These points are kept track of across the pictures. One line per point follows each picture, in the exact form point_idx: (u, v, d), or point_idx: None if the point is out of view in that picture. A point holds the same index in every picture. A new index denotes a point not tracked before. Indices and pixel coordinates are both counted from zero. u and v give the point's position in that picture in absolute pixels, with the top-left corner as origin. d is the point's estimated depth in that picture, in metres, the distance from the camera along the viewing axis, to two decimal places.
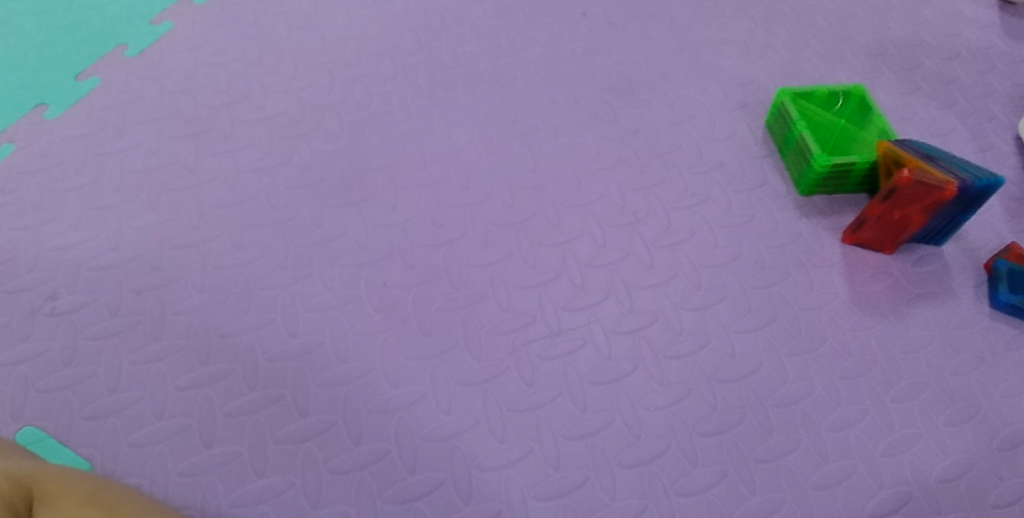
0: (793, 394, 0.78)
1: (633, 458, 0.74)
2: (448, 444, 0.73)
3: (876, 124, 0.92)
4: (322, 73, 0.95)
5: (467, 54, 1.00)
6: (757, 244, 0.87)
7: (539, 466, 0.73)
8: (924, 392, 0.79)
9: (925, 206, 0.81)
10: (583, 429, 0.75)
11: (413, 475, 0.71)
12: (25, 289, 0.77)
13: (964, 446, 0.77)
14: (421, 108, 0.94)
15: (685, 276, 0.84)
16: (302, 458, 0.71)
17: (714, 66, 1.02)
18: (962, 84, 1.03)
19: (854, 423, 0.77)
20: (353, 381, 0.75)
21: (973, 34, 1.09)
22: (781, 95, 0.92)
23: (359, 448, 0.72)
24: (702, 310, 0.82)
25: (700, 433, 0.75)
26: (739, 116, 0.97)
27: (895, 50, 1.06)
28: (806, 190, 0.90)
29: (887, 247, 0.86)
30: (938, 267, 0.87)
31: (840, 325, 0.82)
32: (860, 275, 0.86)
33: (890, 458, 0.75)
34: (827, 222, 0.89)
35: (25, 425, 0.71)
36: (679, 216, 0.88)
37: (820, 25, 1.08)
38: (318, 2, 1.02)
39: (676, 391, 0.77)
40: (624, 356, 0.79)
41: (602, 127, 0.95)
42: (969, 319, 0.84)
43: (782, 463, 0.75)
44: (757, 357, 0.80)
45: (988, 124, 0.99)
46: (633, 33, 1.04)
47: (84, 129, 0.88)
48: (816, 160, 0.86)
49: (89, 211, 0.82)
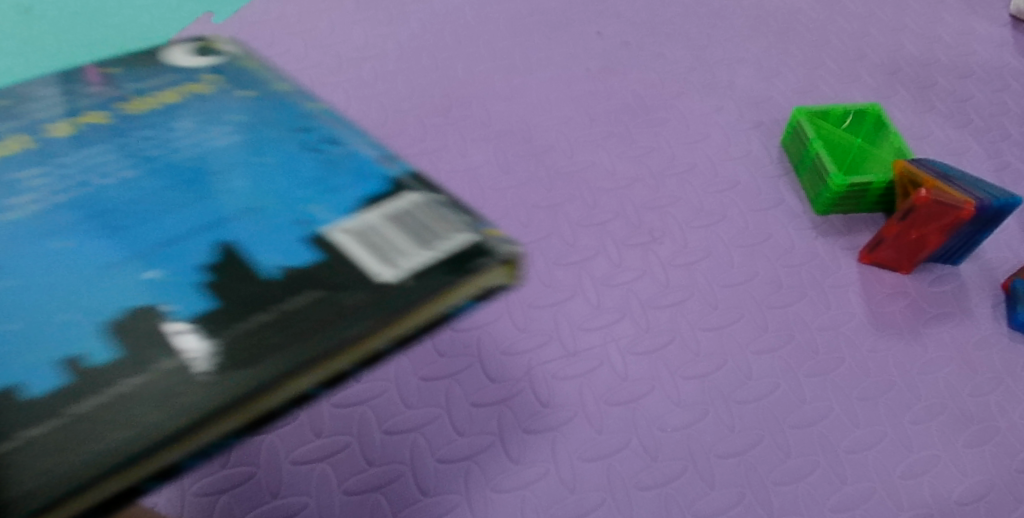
0: (810, 415, 0.77)
1: (650, 480, 0.73)
2: (463, 464, 0.73)
3: (892, 143, 0.92)
4: (339, 92, 0.97)
5: (483, 73, 1.01)
6: (774, 264, 0.87)
7: (555, 487, 0.72)
8: (943, 414, 0.78)
9: (943, 226, 0.80)
10: (598, 449, 0.74)
11: (427, 496, 0.71)
12: None
13: (984, 469, 0.75)
14: (437, 127, 0.94)
15: (701, 295, 0.84)
16: (318, 480, 0.71)
17: (728, 85, 1.02)
18: (978, 102, 1.03)
19: (872, 444, 0.76)
20: (369, 400, 0.76)
21: (988, 53, 1.09)
22: (797, 114, 0.92)
23: (373, 468, 0.72)
24: (719, 330, 0.82)
25: (717, 455, 0.75)
26: (754, 135, 0.98)
27: (909, 69, 1.06)
28: (822, 209, 0.90)
29: (903, 266, 0.86)
30: (955, 287, 0.86)
31: (858, 346, 0.82)
32: (877, 296, 0.85)
33: (909, 480, 0.74)
34: (843, 242, 0.89)
35: None
36: (695, 235, 0.88)
37: (834, 44, 1.09)
38: (336, 22, 1.04)
39: (692, 411, 0.77)
40: (640, 376, 0.78)
41: (617, 145, 0.95)
42: (987, 340, 0.83)
43: (800, 485, 0.74)
44: (773, 378, 0.79)
45: (1004, 144, 0.99)
46: (647, 52, 1.05)
47: None
48: (833, 180, 0.86)
49: None
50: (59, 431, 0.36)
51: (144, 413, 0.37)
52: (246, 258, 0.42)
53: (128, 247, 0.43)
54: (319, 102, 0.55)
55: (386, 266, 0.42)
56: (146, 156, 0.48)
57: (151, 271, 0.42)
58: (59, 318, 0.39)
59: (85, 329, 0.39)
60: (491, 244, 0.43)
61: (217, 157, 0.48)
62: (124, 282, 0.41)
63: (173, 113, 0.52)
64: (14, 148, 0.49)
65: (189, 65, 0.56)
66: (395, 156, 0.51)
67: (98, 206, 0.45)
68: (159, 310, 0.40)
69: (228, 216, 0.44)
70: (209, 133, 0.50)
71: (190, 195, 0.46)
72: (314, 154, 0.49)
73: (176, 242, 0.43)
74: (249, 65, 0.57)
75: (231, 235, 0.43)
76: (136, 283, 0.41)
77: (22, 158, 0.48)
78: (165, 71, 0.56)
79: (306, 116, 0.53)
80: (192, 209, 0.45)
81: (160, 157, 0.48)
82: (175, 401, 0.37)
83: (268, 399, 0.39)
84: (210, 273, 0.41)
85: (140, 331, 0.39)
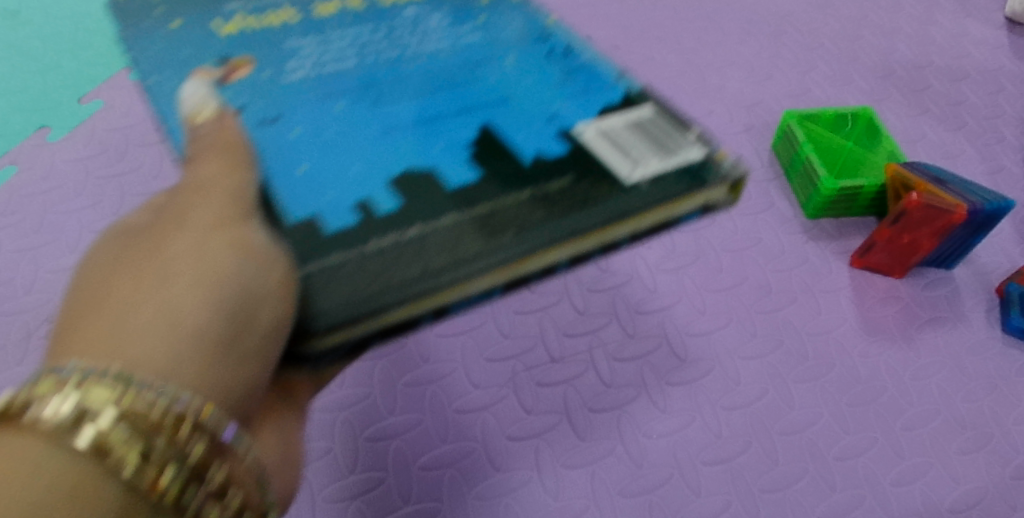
0: (799, 421, 0.76)
1: (636, 487, 0.72)
2: (446, 472, 0.72)
3: (884, 147, 0.91)
4: None
5: None
6: (764, 268, 0.86)
7: (538, 495, 0.71)
8: (935, 420, 0.77)
9: (935, 230, 0.80)
10: (583, 456, 0.73)
11: (408, 504, 0.70)
12: (24, 311, 0.79)
13: (977, 475, 0.74)
14: None
15: (689, 300, 0.83)
16: (296, 487, 0.70)
17: (719, 88, 1.02)
18: (972, 105, 1.02)
19: (863, 451, 0.75)
20: (349, 407, 0.74)
21: (983, 55, 1.09)
22: (788, 118, 0.91)
23: (353, 476, 0.71)
24: (707, 335, 0.81)
25: (705, 462, 0.74)
26: (745, 139, 0.97)
27: (903, 72, 1.05)
28: (812, 213, 0.89)
29: (895, 271, 0.85)
30: (948, 291, 0.85)
31: (848, 351, 0.81)
32: (868, 300, 0.84)
33: (900, 488, 0.73)
34: (834, 246, 0.88)
35: None
36: (684, 239, 0.87)
37: (826, 47, 1.08)
38: None
39: (679, 417, 0.76)
40: (626, 382, 0.77)
41: None
42: (981, 344, 0.82)
43: (789, 492, 0.73)
44: (762, 383, 0.78)
45: (998, 147, 0.98)
46: (637, 55, 1.04)
47: (87, 153, 0.91)
48: (823, 184, 0.85)
49: (87, 234, 0.85)
50: (379, 250, 0.56)
51: (433, 240, 0.57)
52: (435, 181, 0.61)
53: (396, 116, 0.66)
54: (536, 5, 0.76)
55: (628, 162, 0.63)
56: (392, 54, 0.70)
57: (435, 146, 0.63)
58: (355, 161, 0.62)
59: (382, 175, 0.61)
60: (719, 163, 0.63)
61: (462, 49, 0.71)
62: (386, 149, 0.63)
63: (415, 5, 0.74)
64: (325, 11, 0.72)
65: None
66: (611, 66, 0.74)
67: (365, 89, 0.67)
68: (435, 172, 0.62)
69: (481, 110, 0.67)
70: (458, 29, 0.73)
71: (448, 80, 0.69)
72: (549, 62, 0.72)
73: (441, 115, 0.66)
74: None
75: (484, 120, 0.66)
76: (401, 150, 0.63)
77: (301, 25, 0.71)
78: None
79: (542, 26, 0.74)
80: (444, 98, 0.68)
81: (411, 48, 0.70)
82: (448, 245, 0.57)
83: (522, 260, 0.57)
84: (469, 142, 0.64)
85: (412, 183, 0.61)
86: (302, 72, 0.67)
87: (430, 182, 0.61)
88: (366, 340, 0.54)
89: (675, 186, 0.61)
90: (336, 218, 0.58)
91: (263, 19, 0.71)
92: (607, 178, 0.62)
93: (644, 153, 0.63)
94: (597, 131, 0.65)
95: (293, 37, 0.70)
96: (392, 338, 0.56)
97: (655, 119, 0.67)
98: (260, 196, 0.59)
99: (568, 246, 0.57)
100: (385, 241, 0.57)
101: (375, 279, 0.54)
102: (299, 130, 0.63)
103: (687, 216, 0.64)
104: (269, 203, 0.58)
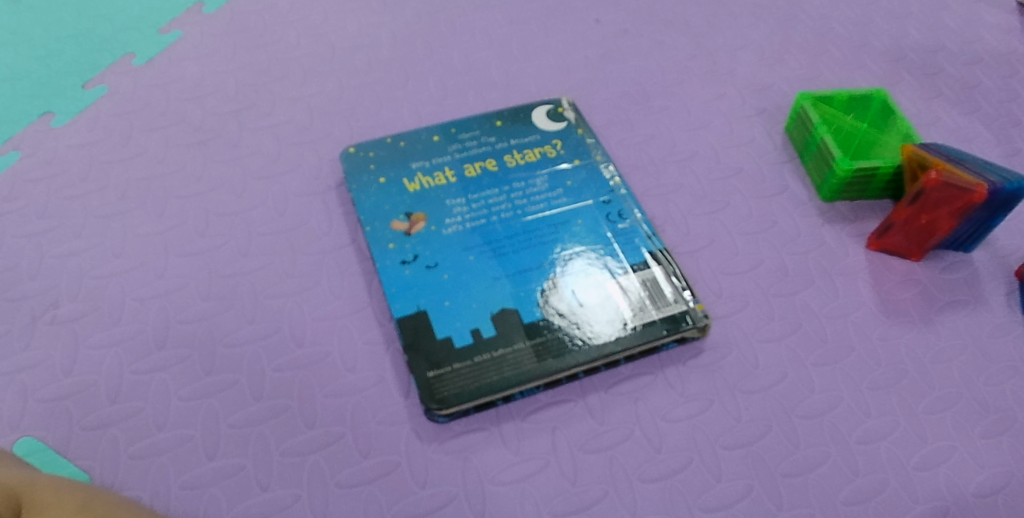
0: (820, 405, 0.75)
1: (654, 472, 0.71)
2: (460, 456, 0.71)
3: (899, 128, 0.88)
4: (331, 81, 0.95)
5: (478, 61, 0.98)
6: (780, 251, 0.84)
7: (555, 480, 0.70)
8: (957, 404, 0.75)
9: (954, 210, 0.76)
10: (600, 441, 0.72)
11: (424, 489, 0.69)
12: (27, 296, 0.78)
13: (1002, 459, 0.72)
14: (432, 115, 0.93)
15: (705, 283, 0.81)
16: (309, 471, 0.69)
17: (730, 72, 1.00)
18: (986, 89, 1.00)
19: (884, 435, 0.73)
20: (361, 392, 0.73)
21: (995, 39, 1.05)
22: (802, 99, 0.89)
23: (367, 460, 0.70)
24: (723, 319, 0.79)
25: (724, 446, 0.72)
26: (758, 122, 0.95)
27: (915, 55, 1.03)
28: (828, 195, 0.87)
29: (914, 254, 0.82)
30: (968, 274, 0.83)
31: (868, 334, 0.79)
32: (888, 282, 0.82)
33: (924, 472, 0.72)
34: (851, 228, 0.86)
35: (23, 435, 0.71)
36: (698, 223, 0.86)
37: (837, 31, 1.06)
38: (329, 12, 1.02)
39: (697, 402, 0.74)
40: (640, 366, 0.76)
41: (616, 133, 0.93)
42: (1002, 328, 0.80)
43: (810, 477, 0.71)
44: (780, 367, 0.76)
45: (1014, 130, 0.96)
46: (646, 39, 1.03)
47: (91, 137, 0.89)
48: (839, 165, 0.83)
49: (93, 219, 0.83)
50: (494, 358, 0.72)
51: (523, 358, 0.73)
52: (517, 326, 0.74)
53: (508, 270, 0.78)
54: (617, 178, 0.85)
55: (636, 308, 0.76)
56: (515, 207, 0.82)
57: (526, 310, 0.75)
58: (476, 301, 0.76)
59: (493, 315, 0.75)
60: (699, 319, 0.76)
61: (556, 216, 0.82)
62: (499, 295, 0.76)
63: (533, 170, 0.85)
64: (472, 172, 0.85)
65: (548, 130, 0.89)
66: (653, 226, 0.84)
67: (482, 232, 0.80)
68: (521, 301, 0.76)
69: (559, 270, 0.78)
70: (552, 194, 0.83)
71: (539, 243, 0.80)
72: (610, 227, 0.81)
73: (538, 270, 0.78)
74: (585, 139, 0.88)
75: (559, 275, 0.78)
76: (508, 298, 0.76)
77: (457, 188, 0.83)
78: (533, 132, 0.88)
79: (610, 189, 0.84)
80: (548, 254, 0.79)
81: (522, 211, 0.82)
82: (524, 363, 0.72)
83: (571, 365, 0.73)
84: (544, 297, 0.76)
85: (516, 325, 0.74)
86: (454, 228, 0.80)
87: (515, 320, 0.75)
88: (481, 406, 0.72)
89: (660, 331, 0.75)
90: (461, 331, 0.74)
91: (429, 179, 0.84)
92: (617, 315, 0.75)
93: (643, 307, 0.76)
94: (614, 281, 0.78)
95: (452, 196, 0.83)
96: (491, 407, 0.72)
97: (663, 280, 0.78)
98: (412, 324, 0.74)
99: (595, 361, 0.73)
100: (497, 354, 0.73)
101: (487, 369, 0.72)
102: (449, 275, 0.77)
103: (667, 345, 0.76)
104: (423, 333, 0.74)
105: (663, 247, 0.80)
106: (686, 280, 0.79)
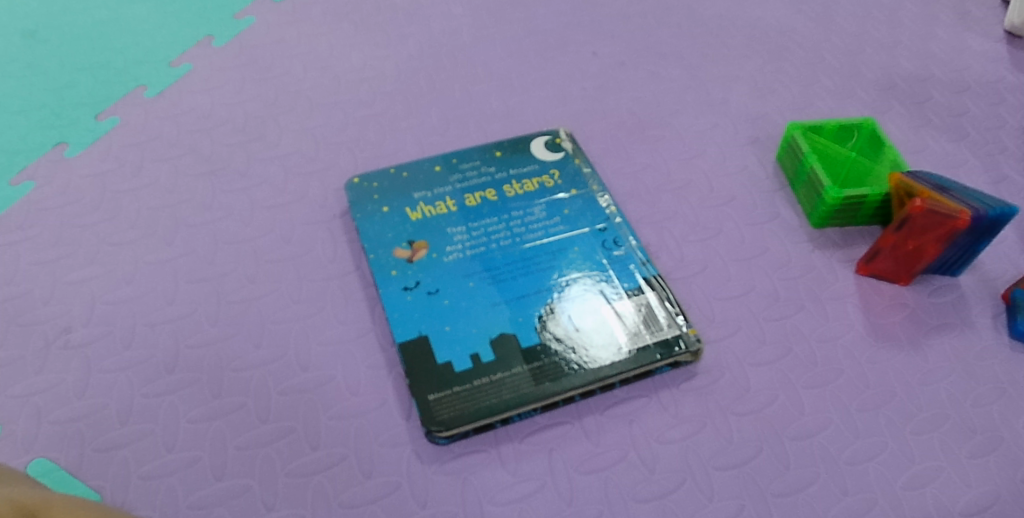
0: (810, 426, 0.77)
1: (648, 493, 0.73)
2: (460, 478, 0.73)
3: (887, 157, 0.90)
4: (337, 112, 0.99)
5: (480, 94, 1.02)
6: (770, 276, 0.87)
7: (552, 500, 0.72)
8: (945, 424, 0.77)
9: (939, 236, 0.79)
10: (596, 462, 0.74)
11: (424, 509, 0.71)
12: (40, 323, 0.81)
13: (989, 479, 0.74)
14: (435, 145, 0.96)
15: (698, 308, 0.84)
16: (313, 492, 0.71)
17: (723, 102, 1.03)
18: (974, 116, 1.03)
19: (874, 455, 0.75)
20: (364, 414, 0.76)
21: (983, 67, 1.08)
22: (792, 129, 0.92)
23: (370, 481, 0.72)
24: (717, 343, 0.81)
25: (717, 467, 0.74)
26: (750, 151, 0.98)
27: (905, 84, 1.06)
28: (818, 222, 0.89)
29: (901, 278, 0.85)
30: (955, 298, 0.85)
31: (858, 358, 0.81)
32: (876, 307, 0.84)
33: (912, 491, 0.73)
34: (841, 254, 0.88)
35: (36, 457, 0.73)
36: (691, 249, 0.89)
37: (828, 61, 1.09)
38: (335, 45, 1.06)
39: (690, 423, 0.76)
40: (634, 389, 0.78)
41: (613, 162, 0.96)
42: (988, 351, 0.82)
43: (801, 496, 0.73)
44: (772, 389, 0.79)
45: (1001, 156, 0.99)
46: (641, 71, 1.06)
47: (103, 167, 0.92)
48: (828, 193, 0.85)
49: (105, 247, 0.86)
50: (493, 382, 0.75)
51: (521, 382, 0.75)
52: (516, 352, 0.77)
53: (506, 296, 0.80)
54: (614, 206, 0.88)
55: (632, 334, 0.78)
56: (514, 235, 0.85)
57: (524, 336, 0.78)
58: (475, 326, 0.78)
59: (492, 340, 0.77)
60: (693, 346, 0.78)
61: (554, 244, 0.84)
62: (498, 321, 0.79)
63: (532, 199, 0.88)
64: (473, 202, 0.87)
65: (546, 160, 0.92)
66: (648, 252, 0.87)
67: (482, 260, 0.83)
68: (518, 327, 0.78)
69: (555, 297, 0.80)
70: (550, 222, 0.86)
71: (536, 270, 0.82)
72: (606, 254, 0.84)
73: (535, 296, 0.81)
74: (582, 168, 0.91)
75: (555, 301, 0.80)
76: (506, 323, 0.79)
77: (457, 217, 0.86)
78: (532, 162, 0.91)
79: (607, 217, 0.87)
80: (545, 280, 0.82)
81: (520, 238, 0.85)
82: (521, 386, 0.75)
83: (568, 389, 0.75)
84: (541, 321, 0.79)
85: (514, 349, 0.77)
86: (455, 255, 0.83)
87: (513, 345, 0.77)
88: (480, 428, 0.74)
89: (654, 355, 0.77)
90: (462, 357, 0.76)
91: (430, 209, 0.87)
92: (612, 339, 0.78)
93: (637, 332, 0.78)
94: (609, 306, 0.80)
95: (453, 225, 0.85)
96: (489, 429, 0.75)
97: (657, 305, 0.80)
98: (413, 348, 0.77)
99: (591, 384, 0.76)
100: (496, 378, 0.75)
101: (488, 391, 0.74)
102: (450, 301, 0.80)
103: (661, 368, 0.79)
104: (424, 357, 0.76)
105: (657, 274, 0.83)
106: (680, 305, 0.81)
